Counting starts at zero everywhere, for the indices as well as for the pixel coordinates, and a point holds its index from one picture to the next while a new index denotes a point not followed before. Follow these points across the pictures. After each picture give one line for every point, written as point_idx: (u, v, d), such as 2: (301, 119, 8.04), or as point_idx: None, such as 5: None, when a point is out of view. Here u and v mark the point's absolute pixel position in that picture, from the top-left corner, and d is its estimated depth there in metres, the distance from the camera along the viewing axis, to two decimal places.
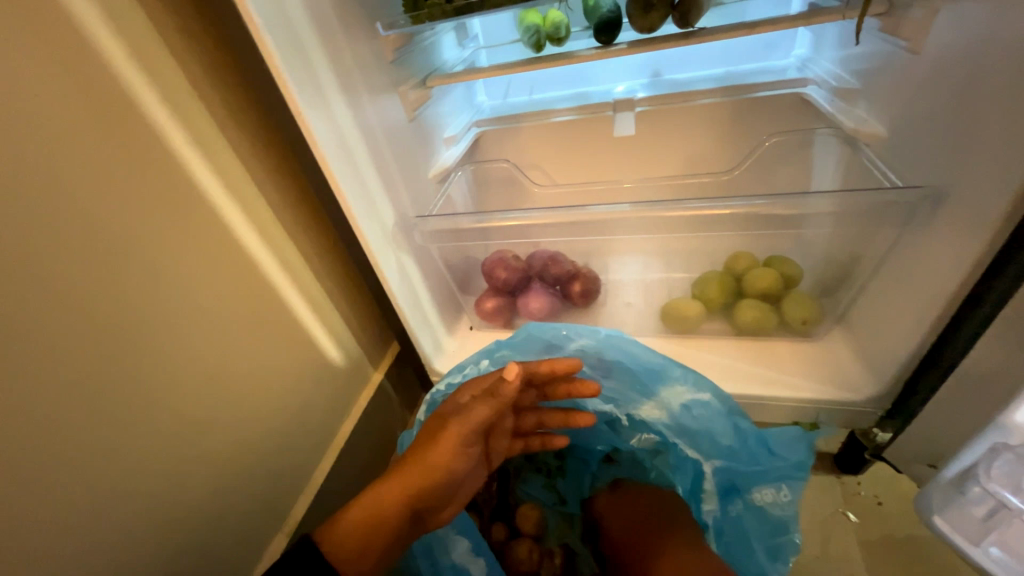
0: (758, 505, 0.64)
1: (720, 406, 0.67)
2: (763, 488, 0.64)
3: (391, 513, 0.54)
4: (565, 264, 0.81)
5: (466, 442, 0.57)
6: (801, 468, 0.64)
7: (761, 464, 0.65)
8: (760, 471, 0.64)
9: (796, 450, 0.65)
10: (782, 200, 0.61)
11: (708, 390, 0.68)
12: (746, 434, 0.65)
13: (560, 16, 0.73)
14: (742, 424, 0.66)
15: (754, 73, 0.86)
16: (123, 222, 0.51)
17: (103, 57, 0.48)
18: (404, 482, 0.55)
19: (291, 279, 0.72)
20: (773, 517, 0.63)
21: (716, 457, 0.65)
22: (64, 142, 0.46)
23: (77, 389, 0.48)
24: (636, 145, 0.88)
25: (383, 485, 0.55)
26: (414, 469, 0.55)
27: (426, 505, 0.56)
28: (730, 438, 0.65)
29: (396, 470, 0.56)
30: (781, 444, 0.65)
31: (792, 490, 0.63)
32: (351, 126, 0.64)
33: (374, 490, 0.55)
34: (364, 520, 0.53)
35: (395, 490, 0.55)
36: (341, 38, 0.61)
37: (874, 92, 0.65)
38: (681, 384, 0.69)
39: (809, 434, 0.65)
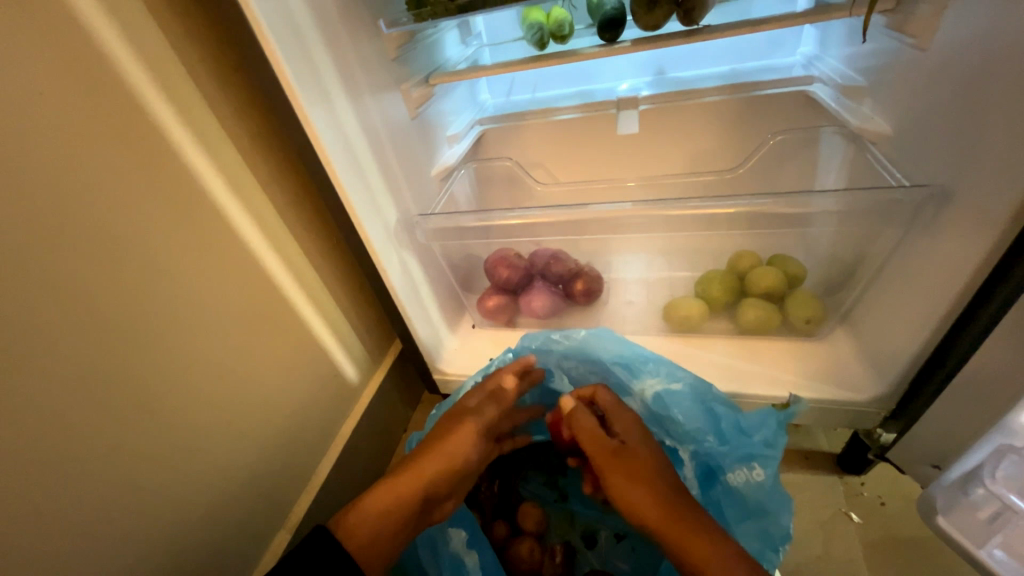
0: (733, 485, 0.60)
1: (690, 393, 0.65)
2: (734, 468, 0.60)
3: (410, 498, 0.54)
4: (567, 263, 0.81)
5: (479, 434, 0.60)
6: (770, 446, 0.60)
7: (730, 445, 0.61)
8: (728, 450, 0.61)
9: (766, 428, 0.61)
10: (788, 199, 0.60)
11: (680, 379, 0.66)
12: (719, 418, 0.63)
13: (564, 14, 0.73)
14: (718, 409, 0.63)
15: (759, 71, 0.85)
16: (127, 220, 0.51)
17: (108, 56, 0.48)
18: (426, 468, 0.56)
19: (294, 277, 0.72)
20: (751, 499, 0.58)
21: (690, 444, 0.63)
22: (68, 141, 0.46)
23: (82, 386, 0.49)
24: (639, 143, 0.88)
25: (399, 476, 0.55)
26: (434, 458, 0.56)
27: (441, 494, 0.57)
28: (700, 422, 0.63)
29: (416, 459, 0.57)
30: (750, 424, 0.62)
31: (765, 467, 0.58)
32: (353, 123, 0.64)
33: (394, 477, 0.55)
34: (382, 509, 0.52)
35: (414, 481, 0.55)
36: (344, 36, 0.61)
37: (880, 90, 0.64)
38: (652, 375, 0.67)
39: (779, 414, 0.61)
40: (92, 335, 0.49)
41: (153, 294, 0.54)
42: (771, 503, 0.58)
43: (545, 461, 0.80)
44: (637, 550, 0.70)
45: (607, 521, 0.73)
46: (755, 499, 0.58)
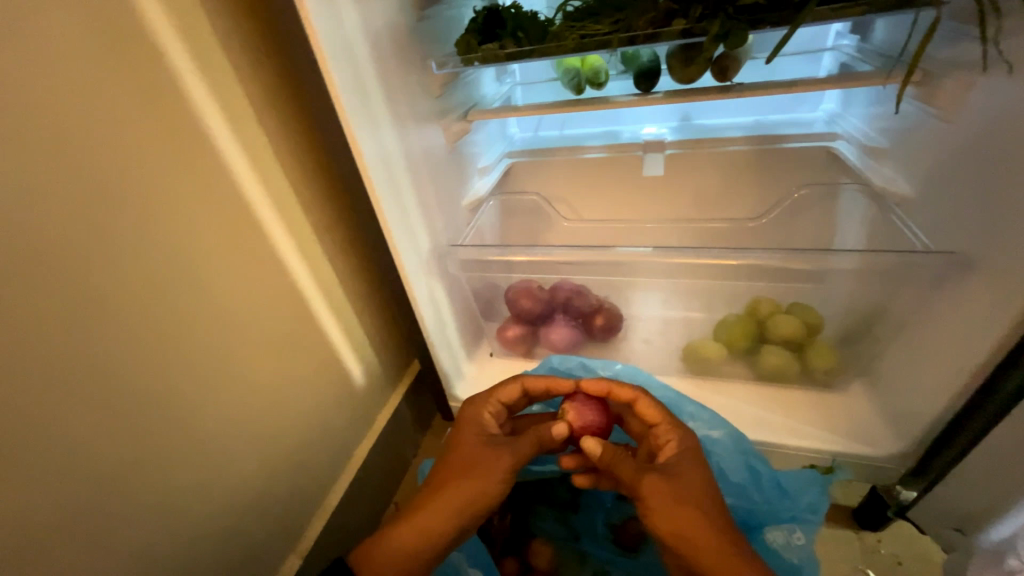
0: (770, 545, 0.60)
1: (731, 444, 0.66)
2: (775, 528, 0.61)
3: (434, 538, 0.54)
4: (589, 298, 0.82)
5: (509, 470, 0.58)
6: (813, 511, 0.60)
7: (771, 504, 0.62)
8: (765, 507, 0.62)
9: (807, 493, 0.62)
10: (804, 257, 0.64)
11: (720, 427, 0.68)
12: (758, 473, 0.64)
13: (599, 61, 0.76)
14: (758, 466, 0.64)
15: (782, 124, 0.88)
16: (176, 236, 0.54)
17: (177, 87, 0.53)
18: (449, 506, 0.55)
19: (324, 298, 0.74)
20: (784, 560, 0.58)
21: (728, 496, 0.64)
22: (132, 163, 0.49)
23: (119, 396, 0.50)
24: (664, 186, 0.91)
25: (424, 512, 0.55)
26: (460, 491, 0.56)
27: (467, 527, 0.57)
28: (740, 475, 0.64)
29: (438, 496, 0.56)
30: (795, 486, 0.63)
31: (806, 533, 0.59)
32: (398, 155, 0.66)
33: (417, 517, 0.54)
34: (411, 544, 0.53)
35: (441, 515, 0.55)
36: (396, 76, 0.64)
37: (903, 154, 0.66)
38: (692, 419, 0.69)
39: (824, 478, 0.62)
40: (133, 347, 0.51)
41: (193, 309, 0.56)
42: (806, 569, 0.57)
43: (554, 495, 0.78)
44: None
45: (618, 564, 0.72)
46: (789, 561, 0.58)
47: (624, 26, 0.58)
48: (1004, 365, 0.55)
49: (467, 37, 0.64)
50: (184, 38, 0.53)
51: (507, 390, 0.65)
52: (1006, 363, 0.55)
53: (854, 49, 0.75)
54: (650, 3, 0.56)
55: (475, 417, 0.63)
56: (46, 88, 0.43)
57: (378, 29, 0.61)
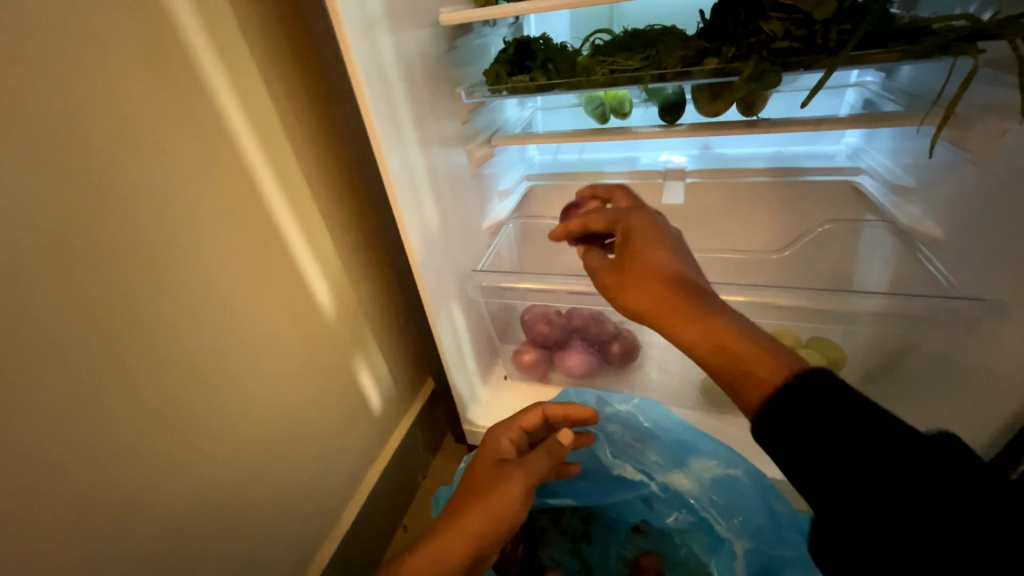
0: None
1: (752, 483, 0.67)
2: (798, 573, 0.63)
3: (451, 563, 0.52)
4: (607, 325, 0.80)
5: (524, 491, 0.57)
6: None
7: (792, 547, 0.63)
8: (788, 553, 0.63)
9: None
10: (827, 296, 0.63)
11: (739, 465, 0.69)
12: (779, 515, 0.65)
13: (624, 92, 0.77)
14: (778, 507, 0.66)
15: (804, 156, 0.88)
16: (204, 257, 0.54)
17: (211, 113, 0.54)
18: (466, 531, 0.53)
19: (344, 319, 0.74)
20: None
21: (747, 539, 0.64)
22: (165, 186, 0.50)
23: (144, 419, 0.50)
24: (684, 214, 0.91)
25: (441, 536, 0.53)
26: (475, 513, 0.54)
27: (484, 554, 0.55)
28: (762, 517, 0.65)
29: (454, 519, 0.54)
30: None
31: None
32: (424, 181, 0.67)
33: (433, 541, 0.53)
34: (426, 570, 0.51)
35: (456, 540, 0.53)
36: (426, 104, 0.66)
37: (931, 194, 0.66)
38: (709, 458, 0.70)
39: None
40: (161, 368, 0.51)
41: (218, 330, 0.56)
42: None
43: (566, 524, 0.77)
44: None
45: None
46: None
47: (655, 62, 0.58)
48: None
49: (497, 67, 0.65)
50: (220, 66, 0.54)
51: (528, 417, 0.66)
52: None
53: (879, 86, 0.74)
54: (680, 42, 0.57)
55: (494, 441, 0.63)
56: (94, 117, 0.44)
57: (411, 57, 0.62)
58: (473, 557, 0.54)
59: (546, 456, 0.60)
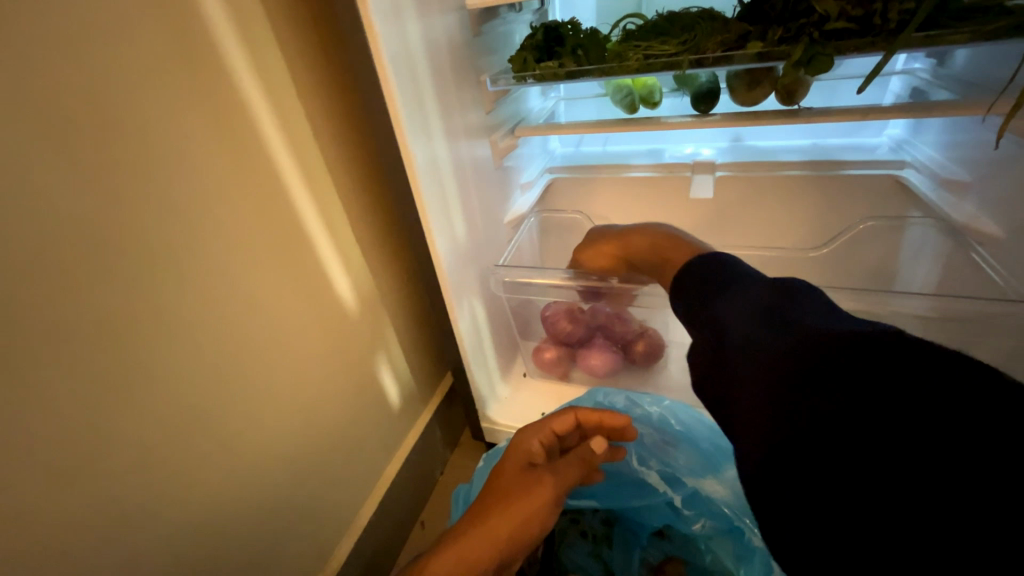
0: None
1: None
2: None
3: (477, 564, 0.52)
4: (631, 323, 0.78)
5: (555, 497, 0.58)
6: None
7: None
8: None
9: None
10: (870, 297, 0.60)
11: None
12: None
13: (653, 80, 0.74)
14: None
15: (843, 149, 0.83)
16: (225, 248, 0.53)
17: (233, 99, 0.52)
18: (495, 533, 0.53)
19: (365, 313, 0.73)
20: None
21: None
22: (188, 175, 0.49)
23: (166, 412, 0.50)
24: (714, 209, 0.87)
25: (469, 537, 0.53)
26: (506, 515, 0.54)
27: (510, 556, 0.55)
28: None
29: (483, 520, 0.54)
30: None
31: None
32: (448, 171, 0.65)
33: (461, 542, 0.52)
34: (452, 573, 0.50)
35: (483, 541, 0.52)
36: (452, 91, 0.63)
37: (988, 189, 0.62)
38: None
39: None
40: (183, 361, 0.51)
41: (239, 323, 0.56)
42: None
43: (587, 526, 0.75)
44: None
45: None
46: None
47: (693, 46, 0.55)
48: None
49: (524, 53, 0.62)
50: (243, 50, 0.52)
51: (561, 421, 0.64)
52: None
53: (930, 74, 0.69)
54: (720, 26, 0.54)
55: (524, 443, 0.61)
56: (119, 104, 0.43)
57: (438, 43, 0.60)
58: (499, 558, 0.53)
59: (580, 463, 0.61)
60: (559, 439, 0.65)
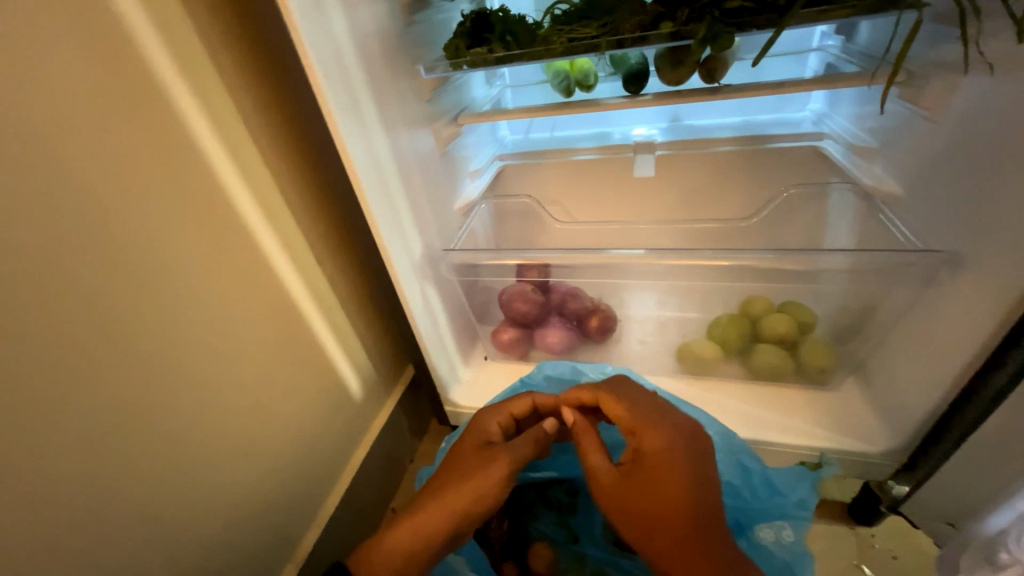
0: (761, 543, 0.61)
1: (723, 445, 0.67)
2: (766, 525, 0.62)
3: (432, 537, 0.54)
4: (584, 300, 0.83)
5: (508, 474, 0.58)
6: (804, 507, 0.61)
7: (760, 501, 0.63)
8: (760, 509, 0.63)
9: (798, 488, 0.63)
10: (799, 256, 0.63)
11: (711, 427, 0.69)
12: (752, 474, 0.65)
13: (589, 63, 0.77)
14: (750, 464, 0.66)
15: (771, 125, 0.88)
16: (163, 244, 0.53)
17: (158, 92, 0.51)
18: (449, 507, 0.55)
19: (318, 306, 0.74)
20: (778, 559, 0.60)
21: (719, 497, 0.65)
22: (116, 168, 0.48)
23: (111, 412, 0.49)
24: (655, 186, 0.91)
25: (424, 511, 0.55)
26: (461, 490, 0.56)
27: (465, 530, 0.57)
28: (733, 475, 0.65)
29: (439, 496, 0.56)
30: (784, 482, 0.64)
31: (796, 529, 0.60)
32: (387, 158, 0.66)
33: (416, 515, 0.55)
34: (407, 543, 0.54)
35: (438, 514, 0.55)
36: (386, 79, 0.64)
37: (890, 154, 0.67)
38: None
39: (813, 474, 0.63)
40: (128, 360, 0.50)
41: (187, 322, 0.56)
42: (796, 565, 0.59)
43: (552, 498, 0.79)
44: None
45: (617, 564, 0.71)
46: (782, 558, 0.60)
47: (612, 29, 0.58)
48: (1002, 348, 0.54)
49: (455, 41, 0.64)
50: (163, 39, 0.51)
51: (518, 405, 0.66)
52: (1004, 347, 0.54)
53: (840, 49, 0.74)
54: (637, 8, 0.57)
55: (481, 423, 0.64)
56: (35, 100, 0.43)
57: (366, 34, 0.60)
58: (455, 531, 0.55)
59: (533, 441, 0.61)
60: (518, 422, 0.68)
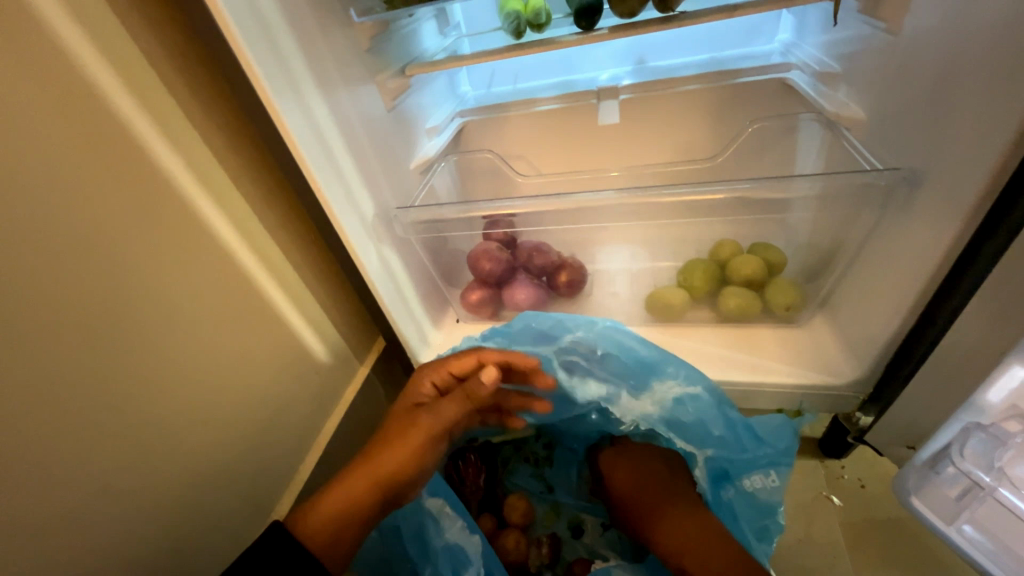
0: (748, 490, 0.63)
1: (708, 398, 0.65)
2: (753, 474, 0.63)
3: (361, 496, 0.59)
4: (550, 254, 0.81)
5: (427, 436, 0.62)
6: (787, 453, 0.63)
7: (749, 452, 0.63)
8: (750, 459, 0.63)
9: (782, 437, 0.64)
10: (768, 183, 0.59)
11: (699, 381, 0.66)
12: (735, 423, 0.64)
13: (541, 2, 0.72)
14: (733, 414, 0.65)
15: (738, 59, 0.84)
16: (89, 215, 0.50)
17: (64, 44, 0.47)
18: (375, 470, 0.60)
19: (273, 277, 0.71)
20: (763, 502, 0.63)
21: (711, 449, 0.63)
22: (25, 133, 0.45)
23: (52, 388, 0.48)
24: (621, 133, 0.88)
25: (351, 476, 0.60)
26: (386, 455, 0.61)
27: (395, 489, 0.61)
28: (721, 428, 0.64)
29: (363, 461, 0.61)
30: (768, 431, 0.64)
31: (780, 475, 0.63)
32: (327, 119, 0.63)
33: (345, 478, 0.60)
34: (339, 505, 0.58)
35: (365, 478, 0.59)
36: (314, 29, 0.60)
37: (855, 76, 0.64)
38: (673, 379, 0.67)
39: (793, 421, 0.65)
40: (59, 338, 0.48)
41: (125, 297, 0.53)
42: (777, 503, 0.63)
43: (528, 452, 0.80)
44: (623, 537, 0.70)
45: (592, 509, 0.74)
46: (766, 500, 0.63)
47: None
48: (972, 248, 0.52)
49: None
50: None
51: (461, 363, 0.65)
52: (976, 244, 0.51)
53: None
54: None
55: (416, 385, 0.66)
56: None
57: None
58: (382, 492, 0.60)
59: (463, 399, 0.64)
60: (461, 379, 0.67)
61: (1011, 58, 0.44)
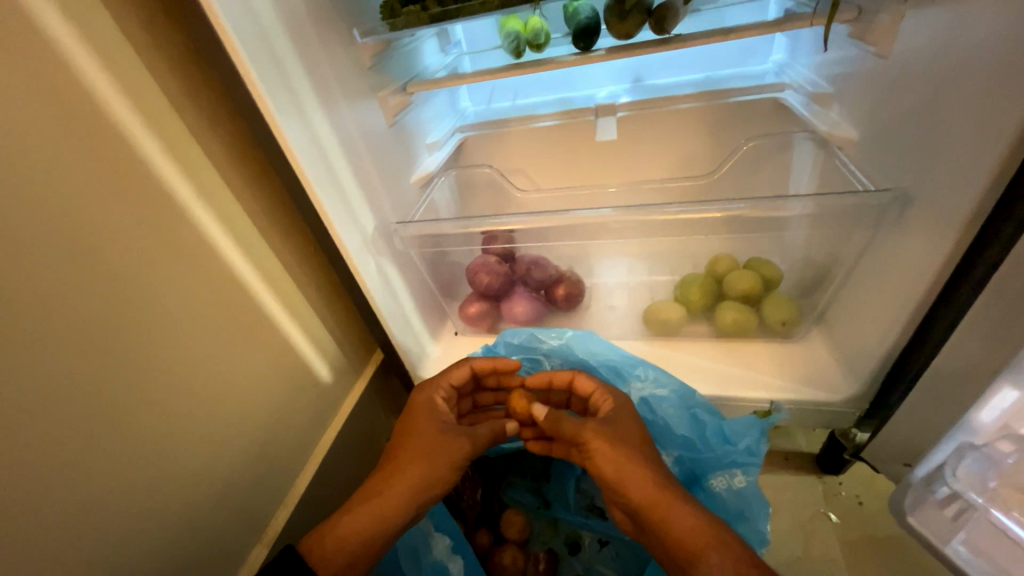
0: (715, 492, 0.63)
1: (676, 399, 0.69)
2: (718, 473, 0.63)
3: (395, 514, 0.57)
4: (548, 268, 0.81)
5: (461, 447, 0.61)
6: (753, 453, 0.62)
7: (713, 451, 0.64)
8: (711, 458, 0.64)
9: (748, 436, 0.63)
10: (762, 204, 0.60)
11: (666, 384, 0.70)
12: (703, 425, 0.66)
13: (540, 23, 0.74)
14: (703, 416, 0.67)
15: (733, 78, 0.86)
16: (93, 231, 0.51)
17: (73, 65, 0.48)
18: (410, 485, 0.58)
19: (272, 290, 0.72)
20: (732, 504, 0.61)
21: (677, 449, 0.68)
22: (34, 150, 0.46)
23: (51, 403, 0.48)
24: (618, 149, 0.89)
25: (385, 494, 0.58)
26: (418, 468, 0.59)
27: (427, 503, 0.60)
28: (685, 429, 0.67)
29: (394, 475, 0.59)
30: (735, 431, 0.64)
31: (747, 474, 0.61)
32: (329, 136, 0.64)
33: (377, 497, 0.57)
34: (370, 525, 0.56)
35: (399, 493, 0.58)
36: (317, 49, 0.61)
37: (847, 98, 0.66)
38: (641, 380, 0.71)
39: (763, 421, 0.64)
40: (57, 353, 0.48)
41: (125, 312, 0.54)
42: (751, 509, 0.60)
43: (527, 468, 0.79)
44: (622, 554, 0.70)
45: (590, 526, 0.72)
46: (736, 505, 0.61)
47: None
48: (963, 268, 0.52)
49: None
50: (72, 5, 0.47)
51: (458, 374, 0.70)
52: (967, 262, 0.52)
53: None
54: None
55: (426, 397, 0.66)
56: None
57: None
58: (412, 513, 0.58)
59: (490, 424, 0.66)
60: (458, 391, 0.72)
61: (995, 85, 0.45)
